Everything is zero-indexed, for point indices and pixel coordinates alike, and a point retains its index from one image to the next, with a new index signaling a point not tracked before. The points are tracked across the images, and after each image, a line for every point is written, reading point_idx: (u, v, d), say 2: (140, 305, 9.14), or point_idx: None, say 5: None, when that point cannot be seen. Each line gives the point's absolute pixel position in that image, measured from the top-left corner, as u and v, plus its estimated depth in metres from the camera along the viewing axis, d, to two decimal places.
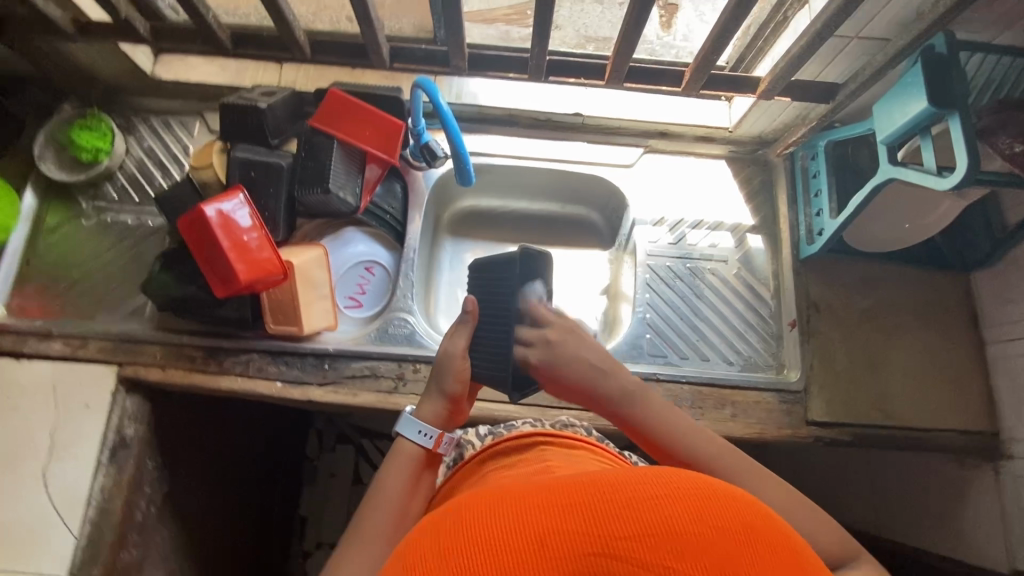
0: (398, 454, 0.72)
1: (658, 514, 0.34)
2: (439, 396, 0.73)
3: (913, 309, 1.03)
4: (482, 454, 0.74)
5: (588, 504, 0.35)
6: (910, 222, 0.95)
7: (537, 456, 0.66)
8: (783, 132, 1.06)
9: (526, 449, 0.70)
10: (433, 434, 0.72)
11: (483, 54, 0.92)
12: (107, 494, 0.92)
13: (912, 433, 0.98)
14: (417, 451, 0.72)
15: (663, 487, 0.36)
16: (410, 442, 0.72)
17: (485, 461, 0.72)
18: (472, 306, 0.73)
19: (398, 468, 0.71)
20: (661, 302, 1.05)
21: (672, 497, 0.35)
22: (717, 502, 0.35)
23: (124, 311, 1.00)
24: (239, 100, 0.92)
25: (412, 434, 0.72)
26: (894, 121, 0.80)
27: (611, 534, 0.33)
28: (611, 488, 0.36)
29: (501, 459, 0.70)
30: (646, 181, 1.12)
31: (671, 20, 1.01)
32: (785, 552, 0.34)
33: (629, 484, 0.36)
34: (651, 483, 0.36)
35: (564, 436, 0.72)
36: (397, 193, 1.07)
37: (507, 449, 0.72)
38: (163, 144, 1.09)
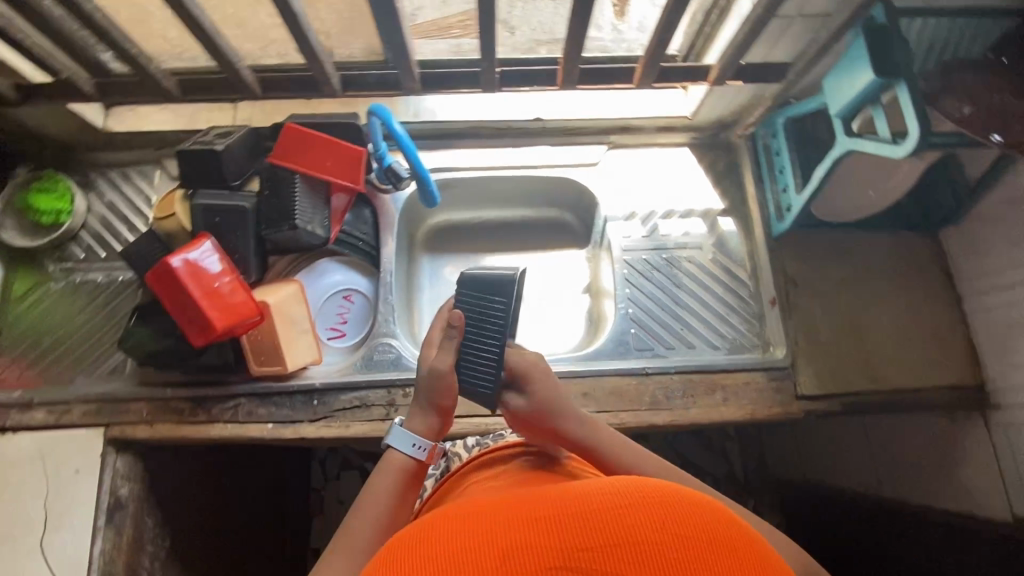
0: (389, 465, 0.71)
1: (624, 522, 0.39)
2: (429, 408, 0.75)
3: (888, 272, 1.04)
4: (465, 469, 0.74)
5: (563, 515, 0.40)
6: (875, 188, 0.96)
7: (517, 466, 0.68)
8: (741, 114, 1.07)
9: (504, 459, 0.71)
10: (426, 446, 0.73)
11: (433, 72, 0.91)
12: (108, 558, 0.90)
13: (902, 395, 0.99)
14: (409, 463, 0.72)
15: (629, 498, 0.41)
16: (402, 453, 0.72)
17: (468, 474, 0.72)
18: (458, 320, 0.75)
19: (390, 477, 0.70)
20: (642, 295, 1.05)
21: (638, 506, 0.40)
22: (680, 509, 0.40)
23: (104, 370, 0.99)
24: (195, 146, 0.91)
25: (406, 446, 0.72)
26: (845, 94, 0.81)
27: (581, 540, 0.38)
28: (585, 499, 0.42)
29: (481, 469, 0.71)
30: (614, 178, 1.12)
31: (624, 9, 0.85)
32: (739, 555, 0.39)
33: (602, 495, 0.42)
34: (622, 494, 0.42)
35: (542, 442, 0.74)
36: (367, 218, 1.06)
37: (486, 460, 0.73)
38: (125, 197, 1.08)
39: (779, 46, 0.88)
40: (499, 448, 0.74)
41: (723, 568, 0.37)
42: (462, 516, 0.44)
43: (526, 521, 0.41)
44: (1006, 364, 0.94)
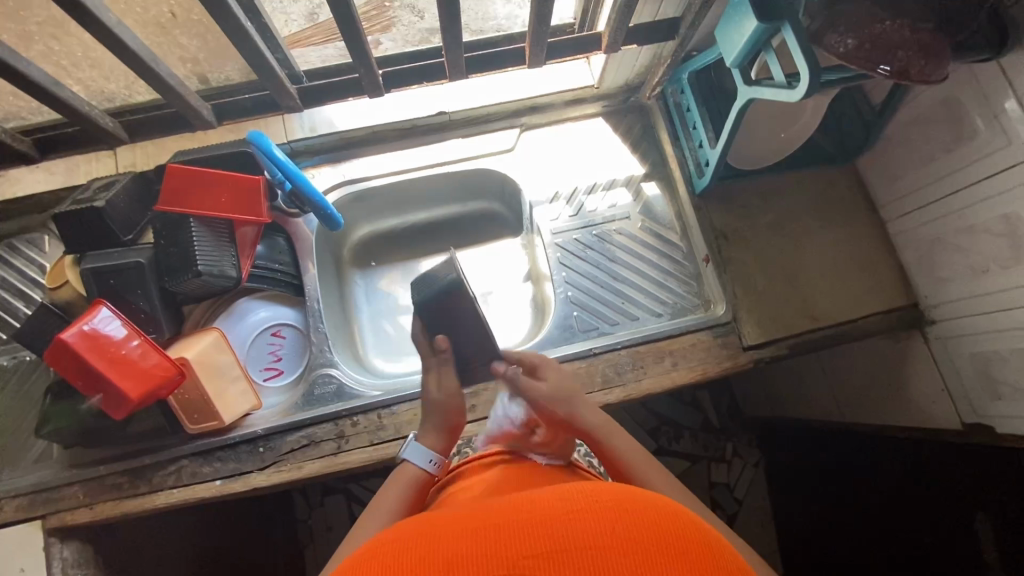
0: (400, 476, 0.70)
1: (575, 526, 0.38)
2: (441, 428, 0.74)
3: (813, 209, 1.05)
4: (442, 478, 0.73)
5: (517, 523, 0.39)
6: (784, 130, 0.97)
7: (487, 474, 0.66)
8: (646, 74, 1.05)
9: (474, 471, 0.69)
10: (438, 459, 0.72)
11: (315, 85, 0.86)
12: None
13: (844, 327, 1.00)
14: (421, 475, 0.70)
15: (584, 504, 0.40)
16: (415, 465, 0.70)
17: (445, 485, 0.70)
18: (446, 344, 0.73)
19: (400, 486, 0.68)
20: (578, 276, 1.04)
21: (591, 511, 0.39)
22: (633, 514, 0.39)
23: (29, 460, 0.92)
24: (72, 207, 0.84)
25: (420, 460, 0.70)
26: (736, 43, 0.80)
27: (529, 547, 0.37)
28: (540, 508, 0.41)
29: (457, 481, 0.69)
30: (533, 161, 1.09)
31: None
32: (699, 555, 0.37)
33: (558, 502, 0.41)
34: (576, 501, 0.41)
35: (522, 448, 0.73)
36: (282, 247, 1.01)
37: (463, 470, 0.71)
38: (14, 270, 0.99)
39: (666, 2, 0.86)
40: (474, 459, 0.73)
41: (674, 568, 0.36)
42: (415, 529, 0.42)
43: (477, 532, 0.39)
44: (934, 279, 0.96)
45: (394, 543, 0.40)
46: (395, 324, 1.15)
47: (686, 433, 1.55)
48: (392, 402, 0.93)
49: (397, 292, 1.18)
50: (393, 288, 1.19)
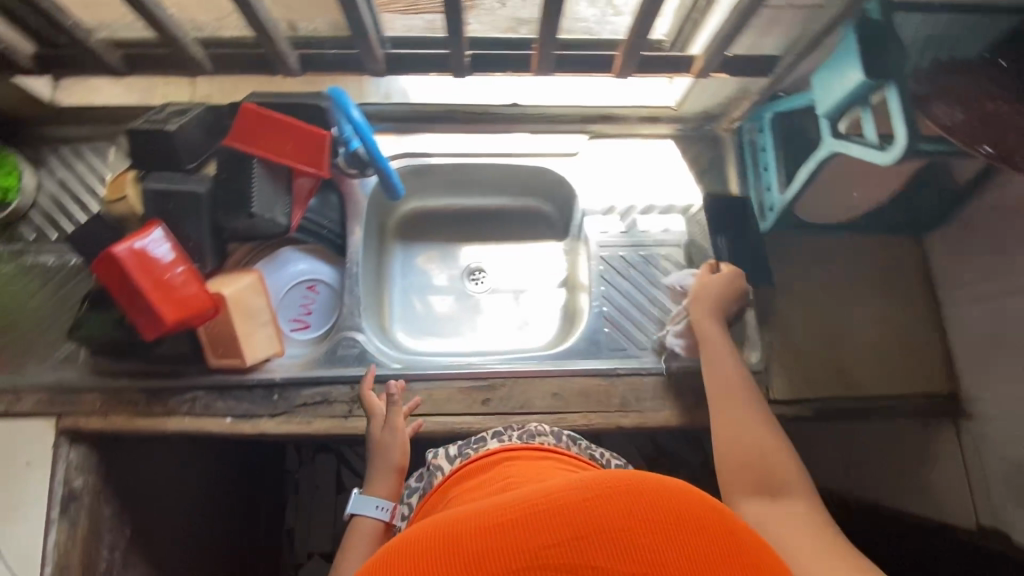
0: (358, 530, 0.81)
1: (591, 515, 0.39)
2: (390, 471, 0.85)
3: (869, 276, 1.02)
4: (445, 484, 0.73)
5: (530, 515, 0.40)
6: (858, 191, 0.92)
7: (497, 474, 0.69)
8: (728, 106, 1.03)
9: (481, 472, 0.71)
10: (388, 506, 0.83)
11: (403, 52, 0.85)
12: (62, 550, 0.89)
13: (876, 402, 0.97)
14: (376, 525, 0.82)
15: (593, 490, 0.41)
16: (369, 517, 0.82)
17: (446, 490, 0.72)
18: (395, 388, 0.90)
19: (360, 539, 0.80)
20: (616, 293, 1.02)
21: (602, 497, 0.40)
22: (642, 499, 0.40)
23: (56, 359, 0.95)
24: (144, 125, 0.86)
25: (371, 510, 0.82)
26: (834, 92, 0.77)
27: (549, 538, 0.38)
28: (548, 500, 0.41)
29: (461, 486, 0.70)
30: (594, 171, 1.07)
31: None
32: (706, 528, 0.40)
33: (566, 491, 0.42)
34: (583, 489, 0.42)
35: (525, 449, 0.75)
36: (335, 204, 1.02)
37: (465, 473, 0.73)
38: (77, 176, 1.02)
39: (769, 35, 0.84)
40: (476, 459, 0.74)
41: (688, 545, 0.38)
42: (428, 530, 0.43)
43: (495, 527, 0.40)
44: (981, 373, 0.92)
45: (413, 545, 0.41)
46: (426, 302, 1.16)
47: (685, 470, 1.53)
48: (413, 378, 0.94)
49: (433, 271, 1.18)
50: (430, 266, 1.19)
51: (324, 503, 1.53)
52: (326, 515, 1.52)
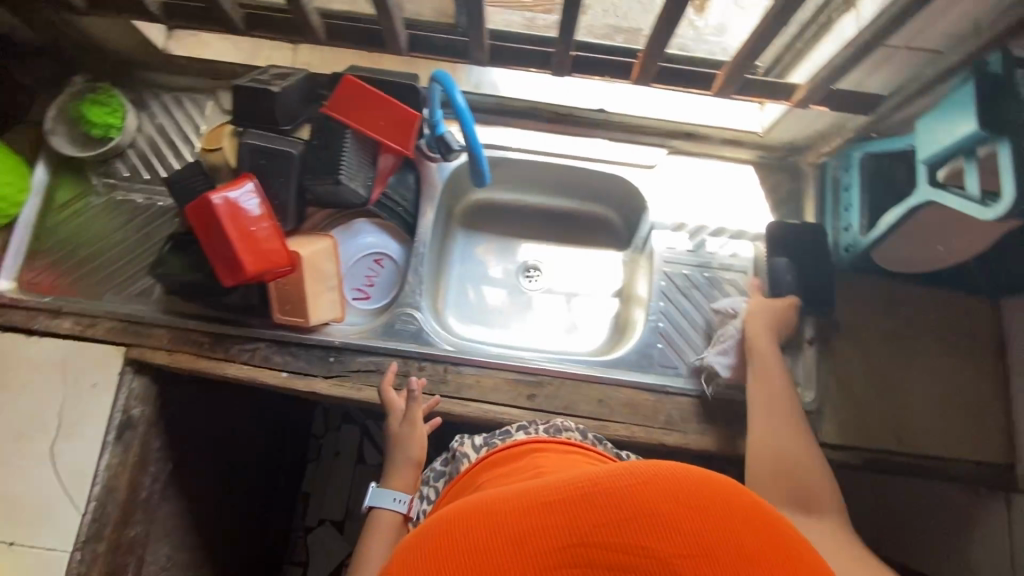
0: (378, 521, 0.84)
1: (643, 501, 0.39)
2: (408, 464, 0.89)
3: (938, 332, 0.99)
4: (476, 468, 0.74)
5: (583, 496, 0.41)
6: (943, 244, 0.89)
7: (529, 463, 0.70)
8: (818, 139, 1.02)
9: (512, 460, 0.72)
10: (405, 498, 0.86)
11: (505, 46, 0.87)
12: (112, 473, 0.93)
13: (928, 461, 0.94)
14: (394, 517, 0.84)
15: (643, 475, 0.41)
16: (387, 509, 0.85)
17: (478, 475, 0.73)
18: (418, 386, 0.91)
19: (380, 529, 0.83)
20: (675, 311, 1.02)
21: (652, 484, 0.41)
22: (693, 489, 0.41)
23: (132, 291, 1.00)
24: (251, 84, 0.90)
25: (388, 502, 0.85)
26: (938, 140, 0.75)
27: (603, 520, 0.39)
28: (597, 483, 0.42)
29: (493, 472, 0.71)
30: (669, 186, 1.07)
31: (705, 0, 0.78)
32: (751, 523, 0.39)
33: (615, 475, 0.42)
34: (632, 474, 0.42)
35: (549, 442, 0.75)
36: (410, 184, 1.04)
37: (494, 461, 0.74)
38: (174, 122, 1.07)
39: (877, 74, 0.82)
40: (506, 447, 0.75)
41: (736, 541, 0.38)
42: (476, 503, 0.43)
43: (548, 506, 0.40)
44: None
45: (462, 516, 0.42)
46: (480, 292, 1.18)
47: None
48: (461, 362, 0.96)
49: (490, 262, 1.20)
50: (488, 257, 1.20)
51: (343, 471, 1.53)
52: (342, 485, 1.50)
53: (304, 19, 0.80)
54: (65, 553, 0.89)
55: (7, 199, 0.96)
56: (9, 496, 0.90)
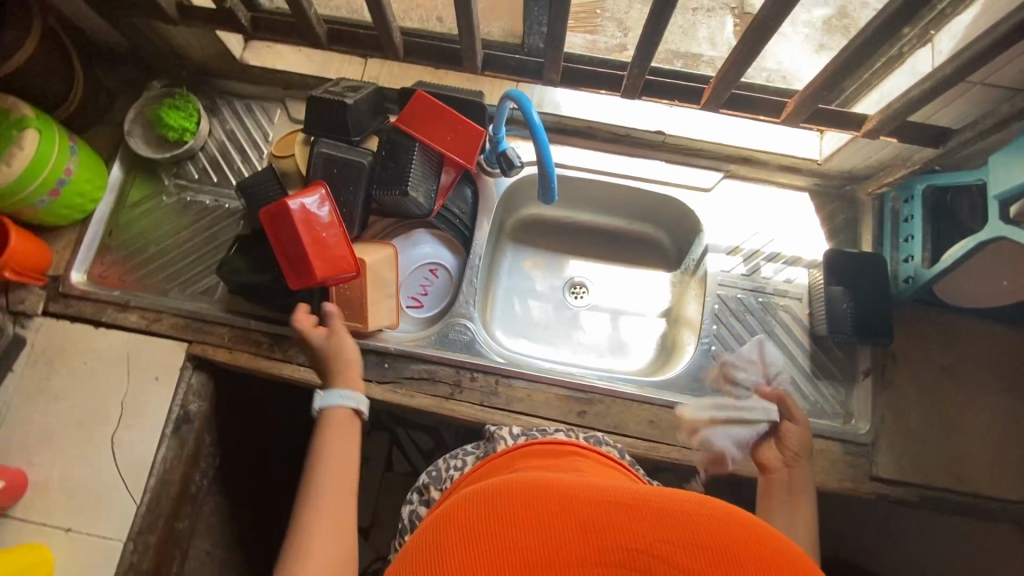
0: (330, 419, 0.76)
1: (718, 529, 0.36)
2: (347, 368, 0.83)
3: (1000, 370, 0.96)
4: (509, 455, 0.68)
5: (651, 508, 0.38)
6: (1010, 279, 0.87)
7: (569, 464, 0.63)
8: (878, 170, 1.01)
9: (553, 456, 0.65)
10: (352, 392, 0.79)
11: (577, 67, 0.89)
12: (167, 466, 0.94)
13: (987, 502, 0.91)
14: (345, 413, 0.77)
15: (718, 509, 0.38)
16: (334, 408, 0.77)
17: (514, 460, 0.65)
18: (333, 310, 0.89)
19: (331, 427, 0.76)
20: (727, 335, 1.02)
21: (731, 519, 0.37)
22: (775, 543, 0.36)
23: (196, 290, 1.03)
24: (326, 95, 0.93)
25: (335, 398, 0.78)
26: (1015, 176, 0.74)
27: (668, 534, 0.36)
28: (669, 499, 0.39)
29: (531, 461, 0.64)
30: (723, 209, 1.07)
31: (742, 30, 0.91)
32: None
33: (692, 501, 0.39)
34: (711, 506, 0.39)
35: (585, 449, 0.69)
36: (467, 197, 1.06)
37: (530, 450, 0.67)
38: (244, 128, 1.11)
39: (952, 107, 0.82)
40: (543, 442, 0.69)
41: None
42: (538, 483, 0.41)
43: (612, 505, 0.38)
44: None
45: (519, 488, 0.41)
46: (527, 306, 1.19)
47: None
48: (513, 375, 0.96)
49: (537, 277, 1.21)
50: (535, 272, 1.21)
51: (370, 477, 1.55)
52: (369, 490, 1.53)
53: (389, 37, 0.83)
54: (118, 543, 0.89)
55: (85, 195, 1.00)
56: (68, 482, 0.92)
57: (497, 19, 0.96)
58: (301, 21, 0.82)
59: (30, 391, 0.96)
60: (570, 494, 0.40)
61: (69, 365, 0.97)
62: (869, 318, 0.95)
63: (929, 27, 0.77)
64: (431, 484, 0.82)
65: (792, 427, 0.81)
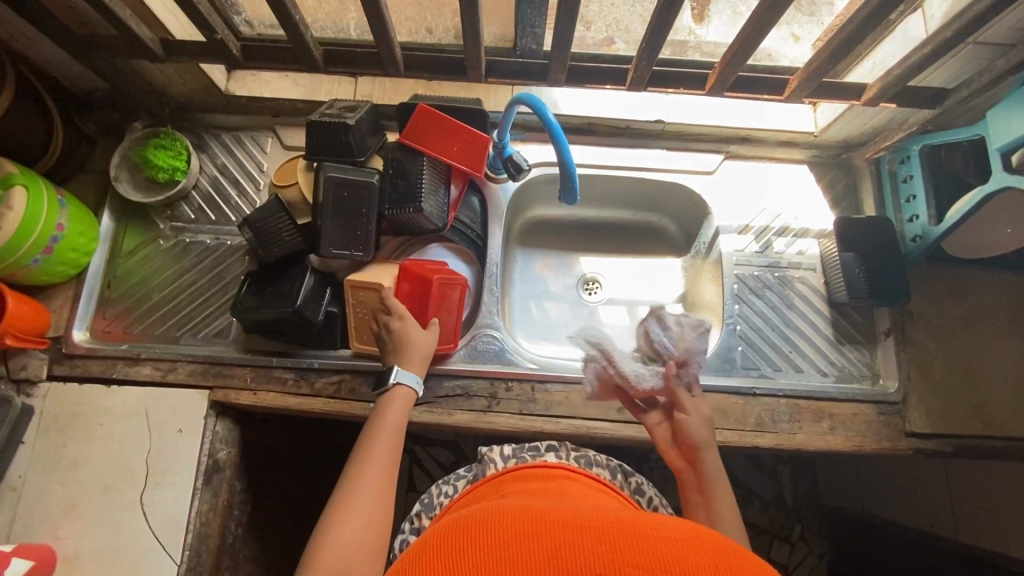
0: (395, 396, 0.81)
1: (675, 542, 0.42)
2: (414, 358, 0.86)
3: (1011, 315, 1.00)
4: (500, 478, 0.74)
5: (618, 533, 0.43)
6: (1014, 226, 0.90)
7: (557, 487, 0.68)
8: (873, 135, 1.04)
9: (535, 479, 0.71)
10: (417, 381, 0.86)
11: (580, 65, 0.89)
12: (203, 519, 0.91)
13: (1015, 443, 0.95)
14: (408, 395, 0.83)
15: (679, 535, 0.43)
16: (405, 387, 0.83)
17: (503, 484, 0.71)
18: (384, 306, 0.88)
19: (394, 402, 0.81)
20: (750, 312, 1.03)
21: (686, 544, 0.42)
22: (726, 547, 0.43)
23: (209, 333, 0.99)
24: (326, 118, 0.90)
25: (409, 380, 0.83)
26: (1015, 128, 0.77)
27: (629, 557, 0.40)
28: (633, 527, 0.44)
29: (517, 484, 0.70)
30: (729, 190, 1.09)
31: (705, 13, 0.92)
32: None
33: (659, 527, 0.44)
34: (676, 531, 0.43)
35: (558, 466, 0.75)
36: (474, 207, 1.06)
37: (517, 474, 0.73)
38: (237, 161, 1.07)
39: (946, 68, 0.85)
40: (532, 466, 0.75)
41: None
42: (515, 515, 0.47)
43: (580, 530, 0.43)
44: None
45: (501, 519, 0.47)
46: (543, 308, 1.18)
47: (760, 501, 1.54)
48: (548, 380, 0.95)
49: (549, 278, 1.21)
50: (547, 273, 1.21)
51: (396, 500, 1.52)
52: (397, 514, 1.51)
53: (391, 53, 0.81)
54: None
55: (79, 249, 0.96)
56: (100, 550, 0.87)
57: (490, 25, 0.95)
58: (297, 46, 0.80)
59: (46, 461, 0.91)
60: (546, 522, 0.45)
61: (84, 429, 0.92)
62: (884, 280, 0.97)
63: None
64: (423, 512, 0.84)
65: (683, 416, 0.78)
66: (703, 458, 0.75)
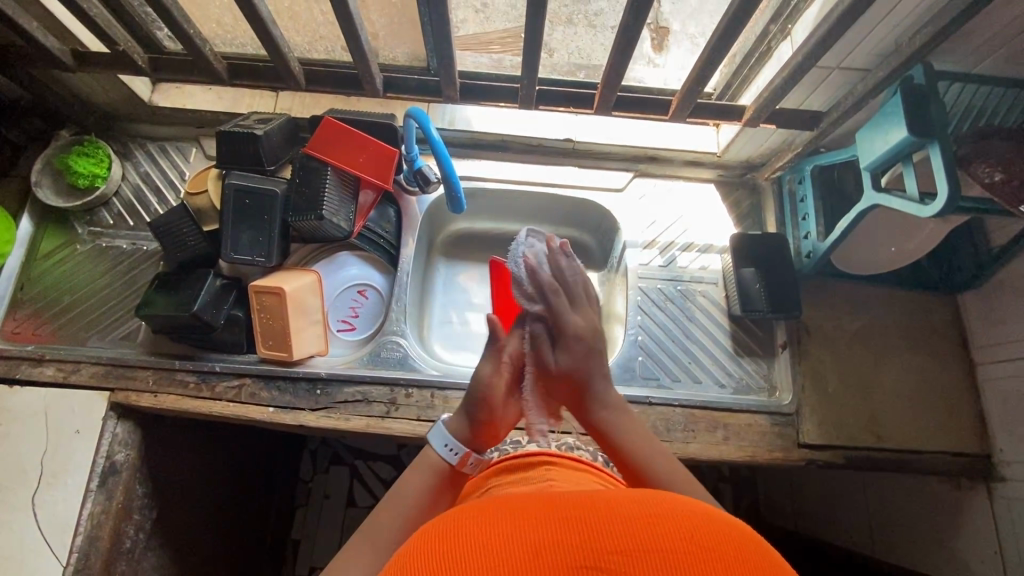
0: (426, 465, 0.64)
1: (668, 522, 0.37)
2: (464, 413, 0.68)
3: (903, 330, 1.03)
4: (483, 474, 0.68)
5: (613, 520, 0.37)
6: (896, 246, 0.96)
7: (537, 475, 0.61)
8: (770, 157, 1.08)
9: (527, 469, 0.64)
10: (460, 450, 0.64)
11: (472, 84, 0.95)
12: (94, 522, 0.90)
13: (906, 455, 0.97)
14: (443, 464, 0.64)
15: (655, 512, 0.38)
16: (435, 453, 0.65)
17: (487, 480, 0.65)
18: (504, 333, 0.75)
19: (423, 474, 0.63)
20: (652, 324, 1.06)
21: (673, 521, 0.37)
22: (715, 517, 0.39)
23: (117, 336, 1.01)
24: (235, 128, 0.94)
25: (438, 446, 0.64)
26: (877, 149, 0.80)
27: (626, 545, 0.35)
28: (617, 510, 0.38)
29: (504, 476, 0.64)
30: (637, 205, 1.13)
31: (664, 43, 1.00)
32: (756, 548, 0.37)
33: (633, 503, 0.40)
34: (646, 508, 0.39)
35: (560, 455, 0.67)
36: (391, 218, 1.08)
37: (504, 467, 0.66)
38: (159, 170, 1.11)
39: (818, 92, 0.90)
40: (517, 456, 0.68)
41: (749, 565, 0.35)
42: (483, 509, 0.41)
43: (553, 520, 0.38)
44: (1014, 433, 0.92)
45: (475, 517, 0.40)
46: (463, 318, 1.19)
47: None
48: (447, 387, 0.96)
49: (472, 289, 1.22)
50: (470, 284, 1.23)
51: (332, 514, 1.49)
52: (332, 530, 1.48)
53: (287, 66, 0.86)
54: None
55: None
56: None
57: (399, 46, 1.00)
58: (198, 57, 0.85)
59: None
60: (517, 515, 0.39)
61: None
62: (774, 292, 1.01)
63: (787, 22, 0.85)
64: None
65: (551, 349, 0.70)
66: (586, 380, 0.67)
